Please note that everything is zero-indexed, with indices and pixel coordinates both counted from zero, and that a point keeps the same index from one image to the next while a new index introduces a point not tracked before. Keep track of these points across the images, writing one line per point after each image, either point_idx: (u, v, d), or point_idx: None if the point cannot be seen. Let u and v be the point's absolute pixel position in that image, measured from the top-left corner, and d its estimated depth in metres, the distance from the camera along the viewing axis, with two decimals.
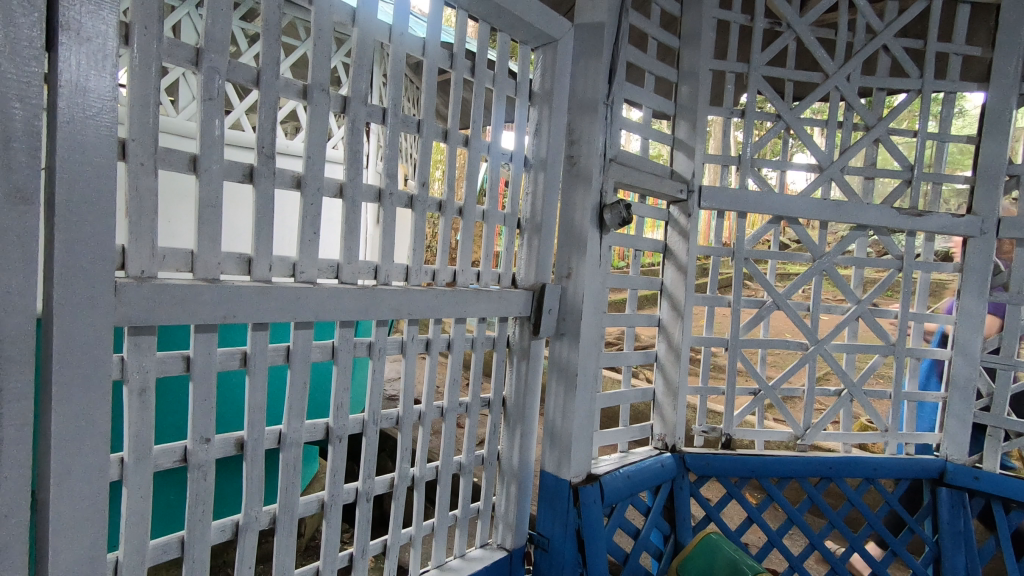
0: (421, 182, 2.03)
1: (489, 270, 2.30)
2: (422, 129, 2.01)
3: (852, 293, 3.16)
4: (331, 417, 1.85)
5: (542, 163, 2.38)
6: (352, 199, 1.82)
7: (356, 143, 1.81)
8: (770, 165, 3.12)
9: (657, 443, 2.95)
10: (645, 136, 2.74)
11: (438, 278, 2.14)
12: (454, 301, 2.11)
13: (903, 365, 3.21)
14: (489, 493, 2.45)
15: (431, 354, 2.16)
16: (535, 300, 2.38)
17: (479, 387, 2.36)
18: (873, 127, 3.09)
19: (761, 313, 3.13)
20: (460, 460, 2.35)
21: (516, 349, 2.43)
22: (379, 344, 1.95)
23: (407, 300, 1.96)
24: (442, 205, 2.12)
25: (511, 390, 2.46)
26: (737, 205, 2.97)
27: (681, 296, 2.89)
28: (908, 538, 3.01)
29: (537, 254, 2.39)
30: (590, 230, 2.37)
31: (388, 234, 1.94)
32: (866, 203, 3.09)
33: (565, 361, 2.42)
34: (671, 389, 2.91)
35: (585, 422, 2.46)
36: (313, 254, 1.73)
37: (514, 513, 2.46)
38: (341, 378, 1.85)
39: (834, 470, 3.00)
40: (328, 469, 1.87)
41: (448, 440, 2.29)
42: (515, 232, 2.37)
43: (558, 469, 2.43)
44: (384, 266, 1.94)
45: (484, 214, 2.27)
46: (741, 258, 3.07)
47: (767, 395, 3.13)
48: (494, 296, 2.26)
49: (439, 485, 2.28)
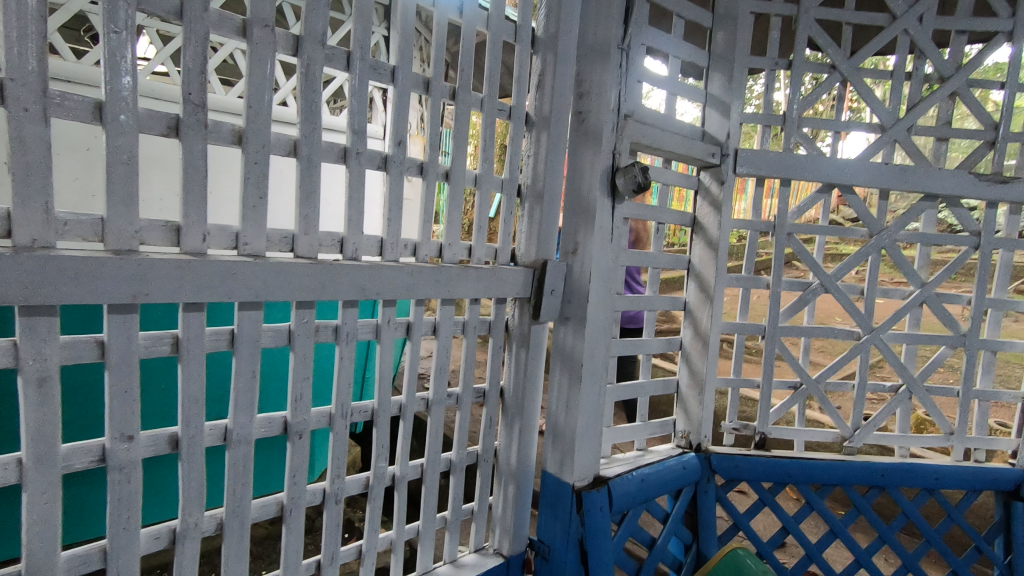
0: (396, 142, 1.75)
1: (483, 245, 2.00)
2: (397, 77, 1.73)
3: (916, 275, 2.71)
4: (289, 410, 1.63)
5: (545, 121, 2.04)
6: (308, 157, 1.56)
7: (311, 93, 1.54)
8: (821, 126, 2.67)
9: (680, 441, 2.63)
10: (671, 91, 2.35)
11: (420, 254, 1.87)
12: (437, 279, 1.84)
13: (975, 359, 2.76)
14: (484, 495, 2.17)
15: (411, 341, 1.89)
16: (536, 279, 2.08)
17: (470, 377, 2.08)
18: (948, 79, 2.61)
19: (806, 296, 2.71)
20: (450, 457, 2.10)
21: (514, 335, 2.14)
22: (347, 328, 1.70)
23: (378, 277, 1.69)
24: (424, 168, 1.83)
25: (510, 379, 2.17)
26: (778, 171, 2.57)
27: (711, 277, 2.53)
28: (974, 559, 2.60)
29: (537, 225, 2.08)
30: (599, 198, 2.03)
31: (355, 201, 1.67)
32: (938, 167, 2.62)
33: (570, 349, 2.10)
34: (697, 381, 2.57)
35: (592, 419, 2.15)
36: (259, 223, 1.48)
37: (512, 517, 2.20)
38: (299, 365, 1.62)
39: (887, 478, 2.61)
40: (287, 469, 1.65)
41: (434, 436, 2.03)
42: (514, 200, 2.06)
43: (561, 471, 2.15)
44: (352, 237, 1.68)
45: (476, 178, 1.97)
46: (784, 234, 2.66)
47: (809, 390, 2.75)
48: (486, 274, 1.96)
49: (423, 485, 2.03)
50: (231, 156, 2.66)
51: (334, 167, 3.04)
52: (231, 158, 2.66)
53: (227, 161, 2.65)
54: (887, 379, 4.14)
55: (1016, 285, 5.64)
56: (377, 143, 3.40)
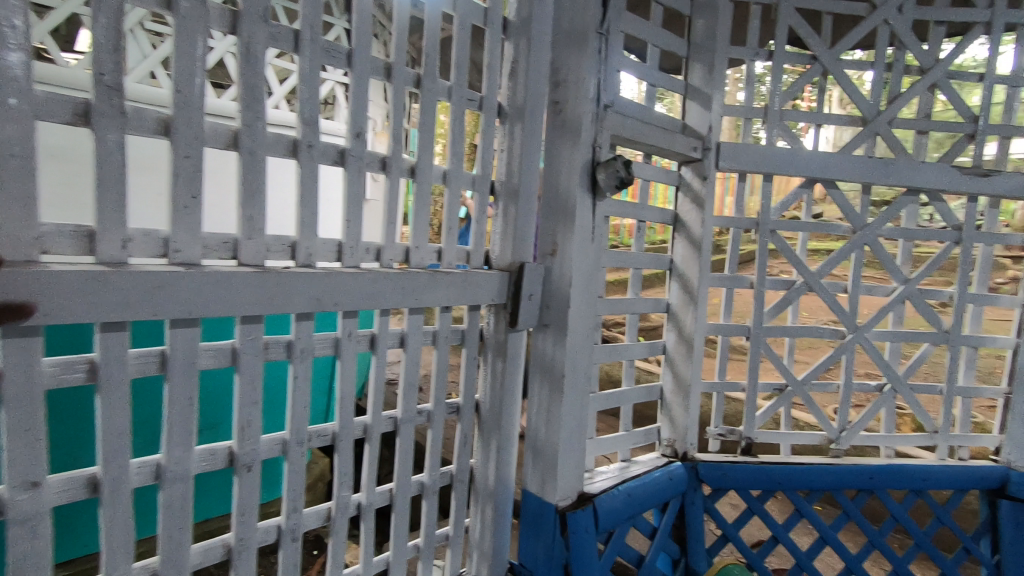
0: (354, 133, 1.56)
1: (454, 247, 1.83)
2: (354, 61, 1.54)
3: (899, 271, 2.65)
4: (236, 440, 1.43)
5: (519, 112, 1.88)
6: (249, 150, 1.36)
7: (253, 76, 1.35)
8: (803, 118, 2.58)
9: (664, 450, 2.50)
10: (650, 81, 2.22)
11: (384, 258, 1.68)
12: (403, 286, 1.66)
13: (958, 356, 2.72)
14: (460, 519, 2.00)
15: (376, 356, 1.70)
16: (512, 284, 1.91)
17: (442, 391, 1.91)
18: (929, 71, 2.55)
19: (789, 295, 2.62)
20: (423, 480, 1.92)
21: (490, 344, 1.98)
22: (301, 344, 1.51)
23: (336, 286, 1.50)
24: (386, 163, 1.65)
25: (486, 392, 2.00)
26: (761, 166, 2.48)
27: (695, 277, 2.41)
28: (962, 559, 2.55)
29: (512, 225, 1.92)
30: (579, 195, 1.88)
31: (307, 200, 1.48)
32: (920, 160, 2.55)
33: (550, 359, 1.95)
34: (682, 387, 2.45)
35: (575, 432, 2.00)
36: (193, 226, 1.28)
37: (491, 540, 2.04)
38: (245, 388, 1.42)
39: (876, 481, 2.54)
40: (234, 506, 1.45)
41: (405, 458, 1.85)
42: (487, 198, 1.89)
43: (542, 490, 2.00)
44: (305, 240, 1.49)
45: (445, 174, 1.79)
46: (767, 230, 2.56)
47: (795, 392, 2.66)
48: (458, 279, 1.79)
49: (393, 512, 1.84)
50: (158, 147, 2.39)
51: (283, 161, 2.80)
52: (154, 154, 2.37)
53: (152, 155, 2.38)
54: (872, 376, 4.09)
55: (995, 279, 5.69)
56: (337, 140, 3.16)
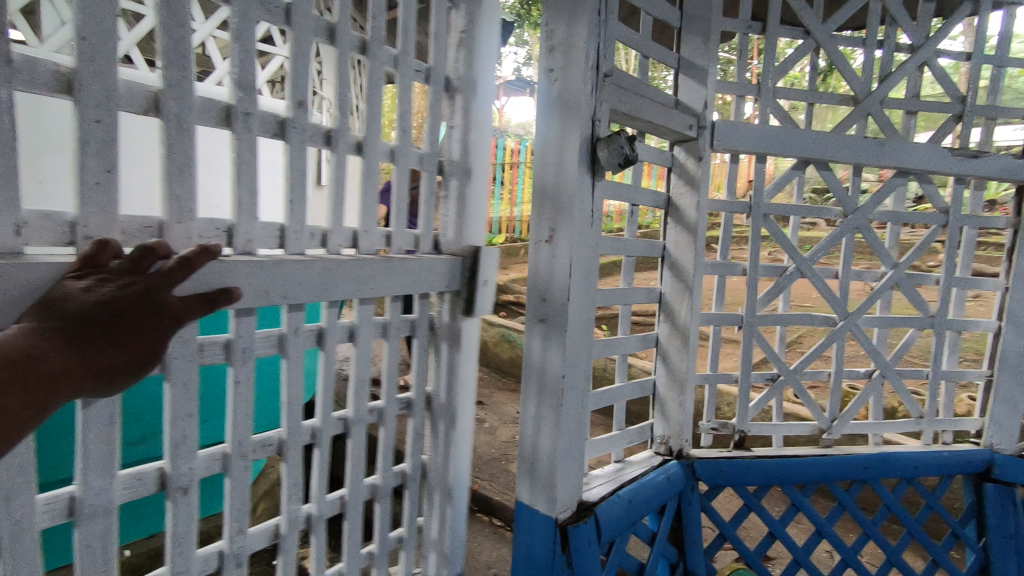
0: (296, 101, 1.32)
1: (404, 231, 1.64)
2: (294, 18, 1.29)
3: (888, 255, 2.58)
4: (166, 459, 1.22)
5: (469, 86, 1.73)
6: (175, 117, 1.12)
7: (177, 26, 1.10)
8: (796, 97, 2.46)
9: (658, 447, 2.37)
10: (645, 52, 2.04)
11: (331, 244, 1.46)
12: (356, 274, 1.46)
13: (942, 340, 2.69)
14: (412, 520, 1.83)
15: (325, 352, 1.48)
16: (467, 269, 1.79)
17: (394, 386, 1.70)
18: (919, 49, 2.48)
19: (782, 282, 2.51)
20: (375, 482, 1.70)
21: (441, 333, 1.80)
22: (242, 343, 1.29)
23: (280, 277, 1.29)
24: (331, 137, 1.41)
25: (440, 385, 1.82)
26: (755, 146, 2.35)
27: (689, 265, 2.25)
28: (951, 544, 2.54)
29: (460, 204, 1.77)
30: (578, 173, 1.67)
31: (244, 178, 1.24)
32: (911, 141, 2.49)
33: (538, 367, 1.78)
34: (676, 381, 2.30)
35: (575, 437, 1.82)
36: (107, 209, 1.05)
37: (447, 537, 1.87)
38: (178, 400, 1.20)
39: (869, 471, 2.48)
40: (167, 536, 1.24)
41: (358, 461, 1.62)
42: (436, 178, 1.72)
43: (535, 501, 1.82)
44: (242, 224, 1.25)
45: (392, 151, 1.57)
46: (760, 214, 2.44)
47: (787, 382, 2.56)
48: (414, 265, 1.62)
49: (346, 521, 1.61)
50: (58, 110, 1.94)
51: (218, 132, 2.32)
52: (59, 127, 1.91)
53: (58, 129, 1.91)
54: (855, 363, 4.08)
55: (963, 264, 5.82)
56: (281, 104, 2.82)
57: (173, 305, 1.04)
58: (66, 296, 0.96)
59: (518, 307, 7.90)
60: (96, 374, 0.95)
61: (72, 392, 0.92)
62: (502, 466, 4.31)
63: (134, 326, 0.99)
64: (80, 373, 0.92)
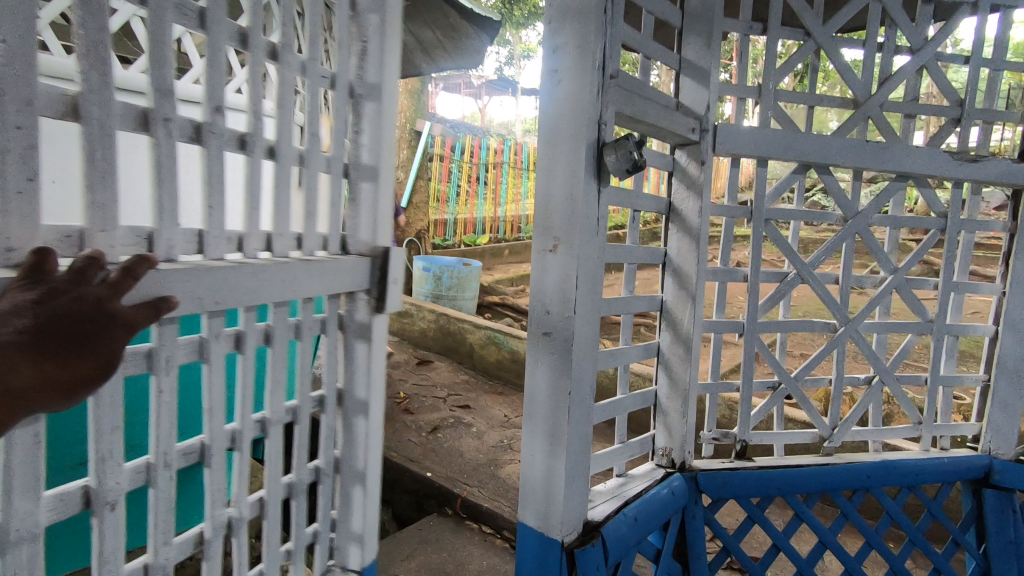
0: (214, 107, 1.31)
1: (314, 233, 1.65)
2: (209, 23, 1.28)
3: (888, 260, 2.55)
4: (92, 475, 1.21)
5: (374, 91, 1.74)
6: (98, 122, 1.10)
7: (95, 30, 1.07)
8: (798, 100, 2.41)
9: (660, 460, 2.30)
10: (648, 53, 1.96)
11: (247, 249, 1.45)
12: (279, 277, 1.48)
13: (940, 345, 2.66)
14: (324, 515, 1.81)
15: (242, 355, 1.48)
16: (379, 268, 1.81)
17: (309, 384, 1.70)
18: (918, 52, 2.44)
19: (783, 288, 2.46)
20: (291, 480, 1.68)
21: (352, 332, 1.80)
22: (165, 351, 1.29)
23: (202, 283, 1.29)
24: (246, 142, 1.40)
25: (353, 383, 1.83)
26: (756, 149, 2.30)
27: (691, 272, 2.18)
28: (952, 551, 2.52)
29: (367, 206, 1.78)
30: (585, 180, 1.59)
31: (165, 184, 1.23)
32: (911, 145, 2.46)
33: (536, 394, 1.72)
34: (679, 391, 2.23)
35: (581, 455, 1.73)
36: (25, 214, 1.02)
37: (364, 526, 1.87)
38: (103, 414, 1.20)
39: (871, 479, 2.45)
40: (95, 554, 1.23)
41: (274, 460, 1.61)
42: (343, 180, 1.71)
43: (539, 523, 1.74)
44: (163, 232, 1.24)
45: (302, 155, 1.58)
46: (761, 219, 2.38)
47: (788, 390, 2.51)
48: (329, 266, 1.64)
49: (265, 520, 1.60)
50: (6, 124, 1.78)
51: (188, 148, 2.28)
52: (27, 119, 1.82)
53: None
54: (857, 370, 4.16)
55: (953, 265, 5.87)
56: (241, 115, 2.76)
57: (125, 315, 1.06)
58: (15, 314, 0.95)
59: (504, 307, 7.79)
60: (55, 386, 0.99)
61: (38, 405, 0.98)
62: (490, 472, 4.22)
63: (88, 339, 1.02)
64: (42, 390, 0.98)
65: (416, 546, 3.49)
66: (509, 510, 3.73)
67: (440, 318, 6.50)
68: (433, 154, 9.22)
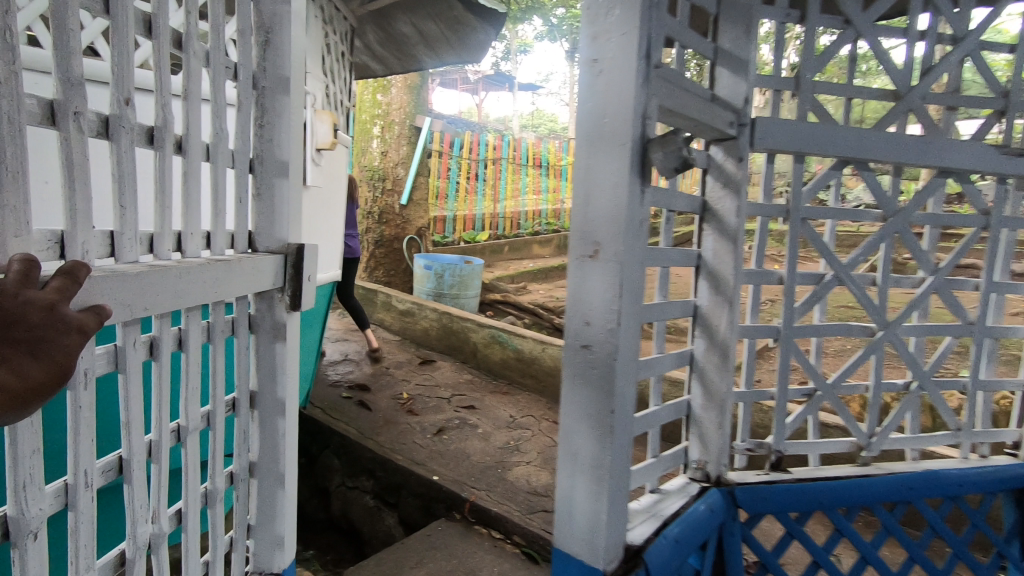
0: (121, 99, 1.34)
1: (223, 232, 1.73)
2: (114, 9, 1.31)
3: (928, 260, 2.42)
4: (11, 502, 1.23)
5: (278, 86, 1.88)
6: (6, 119, 1.12)
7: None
8: (836, 92, 2.28)
9: (694, 473, 2.19)
10: (684, 43, 1.84)
11: (159, 250, 1.51)
12: (199, 283, 1.56)
13: (981, 348, 2.55)
14: (241, 520, 1.97)
15: (159, 362, 1.55)
16: (289, 265, 1.95)
17: (221, 388, 1.79)
18: (961, 41, 2.32)
19: (820, 291, 2.34)
20: (209, 486, 1.81)
21: (262, 330, 1.94)
22: (83, 366, 1.32)
23: (132, 288, 1.35)
24: (155, 135, 1.45)
25: (263, 382, 1.97)
26: (795, 144, 2.16)
27: (728, 275, 2.06)
28: (996, 565, 2.41)
29: (272, 205, 1.90)
30: (628, 180, 1.46)
31: (78, 181, 1.25)
32: (953, 139, 2.33)
33: (578, 411, 1.59)
34: (715, 401, 2.11)
35: (622, 477, 1.61)
36: None
37: (278, 528, 2.04)
38: (21, 437, 1.21)
39: (913, 491, 2.33)
40: None
41: (194, 467, 1.70)
42: (246, 175, 1.83)
43: (580, 550, 1.63)
44: (79, 231, 1.27)
45: (207, 150, 1.66)
46: (799, 218, 2.25)
47: (825, 397, 2.39)
48: (245, 265, 1.75)
49: (185, 530, 1.71)
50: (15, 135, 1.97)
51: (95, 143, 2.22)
52: None
53: None
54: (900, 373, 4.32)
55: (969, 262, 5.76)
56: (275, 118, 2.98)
57: (75, 319, 1.11)
58: None
59: (507, 305, 7.64)
60: (15, 396, 1.01)
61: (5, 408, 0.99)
62: (498, 474, 4.10)
63: (42, 344, 1.06)
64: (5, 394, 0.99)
65: (424, 553, 3.37)
66: (519, 514, 3.61)
67: (444, 318, 6.37)
68: (430, 150, 9.06)
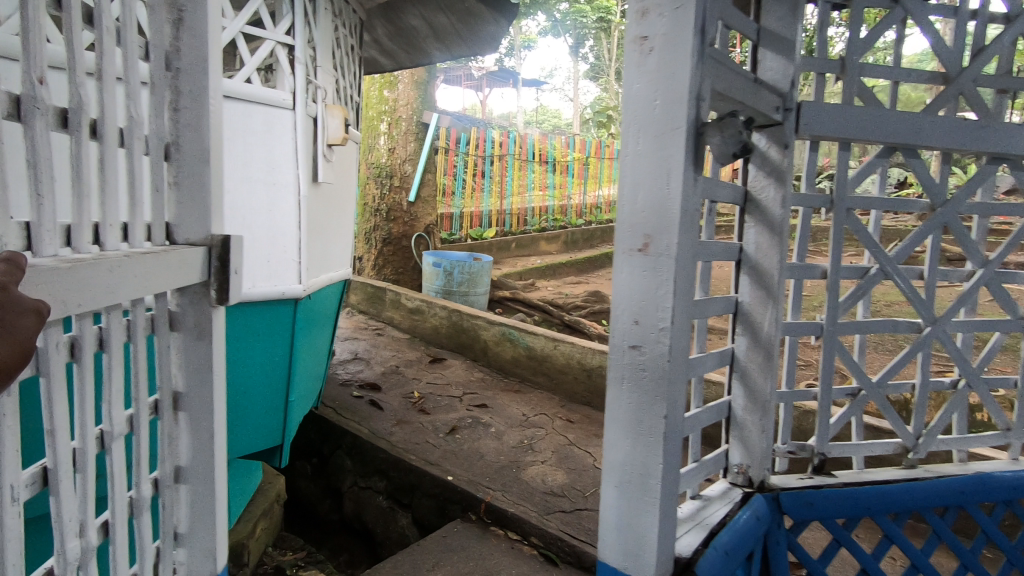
0: (33, 76, 1.13)
1: (139, 223, 1.49)
2: None
3: (978, 252, 2.30)
4: None
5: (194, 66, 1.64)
6: None
7: None
8: (883, 75, 2.15)
9: (736, 478, 2.08)
10: (729, 22, 1.72)
11: (78, 243, 1.28)
12: (131, 273, 1.34)
13: None
14: (165, 529, 1.72)
15: (80, 365, 1.32)
16: (214, 258, 1.70)
17: (143, 390, 1.55)
18: (1014, 20, 2.19)
19: (865, 285, 2.22)
20: (132, 493, 1.58)
21: (184, 328, 1.68)
22: None
23: (67, 284, 1.14)
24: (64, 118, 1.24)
25: (183, 379, 1.72)
26: (841, 131, 2.04)
27: (772, 269, 1.94)
28: None
29: (196, 193, 1.66)
30: (681, 166, 1.35)
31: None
32: (1006, 123, 2.21)
33: (625, 415, 1.49)
34: (758, 402, 2.01)
35: (672, 486, 1.51)
36: None
37: (214, 535, 1.79)
38: None
39: (965, 496, 2.22)
40: None
41: (118, 474, 1.47)
42: (157, 162, 1.59)
43: (626, 564, 1.53)
44: None
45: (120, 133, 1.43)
46: (844, 209, 2.14)
47: (870, 397, 2.27)
48: (170, 258, 1.51)
49: (112, 544, 1.47)
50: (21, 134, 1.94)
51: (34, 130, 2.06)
52: None
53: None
54: (943, 372, 4.22)
55: None
56: (286, 114, 2.99)
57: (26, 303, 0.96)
58: None
59: (516, 302, 7.53)
60: None
61: None
62: (513, 474, 3.99)
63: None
64: None
65: (442, 556, 3.28)
66: (536, 515, 3.51)
67: (455, 315, 6.27)
68: (438, 147, 8.85)
